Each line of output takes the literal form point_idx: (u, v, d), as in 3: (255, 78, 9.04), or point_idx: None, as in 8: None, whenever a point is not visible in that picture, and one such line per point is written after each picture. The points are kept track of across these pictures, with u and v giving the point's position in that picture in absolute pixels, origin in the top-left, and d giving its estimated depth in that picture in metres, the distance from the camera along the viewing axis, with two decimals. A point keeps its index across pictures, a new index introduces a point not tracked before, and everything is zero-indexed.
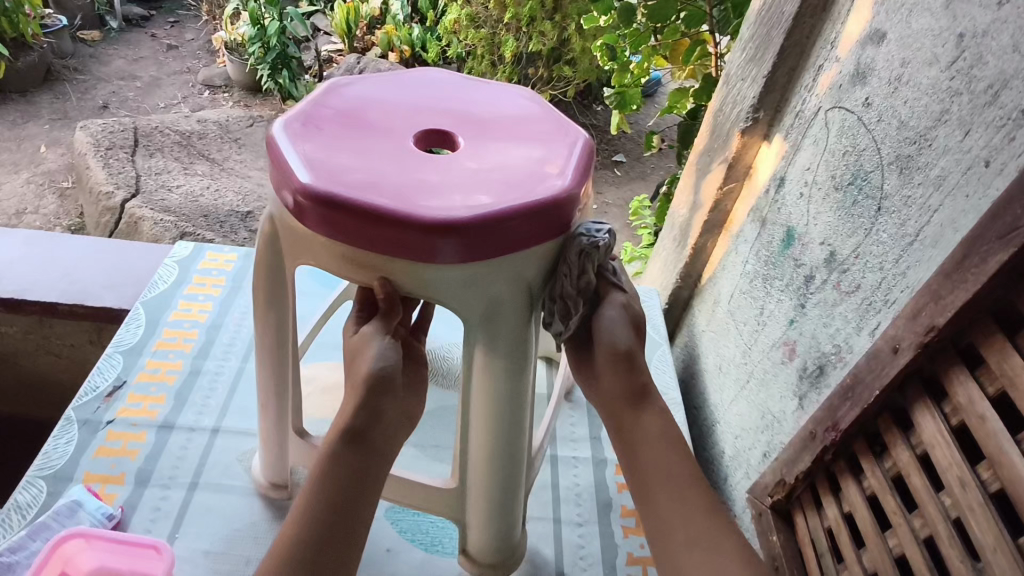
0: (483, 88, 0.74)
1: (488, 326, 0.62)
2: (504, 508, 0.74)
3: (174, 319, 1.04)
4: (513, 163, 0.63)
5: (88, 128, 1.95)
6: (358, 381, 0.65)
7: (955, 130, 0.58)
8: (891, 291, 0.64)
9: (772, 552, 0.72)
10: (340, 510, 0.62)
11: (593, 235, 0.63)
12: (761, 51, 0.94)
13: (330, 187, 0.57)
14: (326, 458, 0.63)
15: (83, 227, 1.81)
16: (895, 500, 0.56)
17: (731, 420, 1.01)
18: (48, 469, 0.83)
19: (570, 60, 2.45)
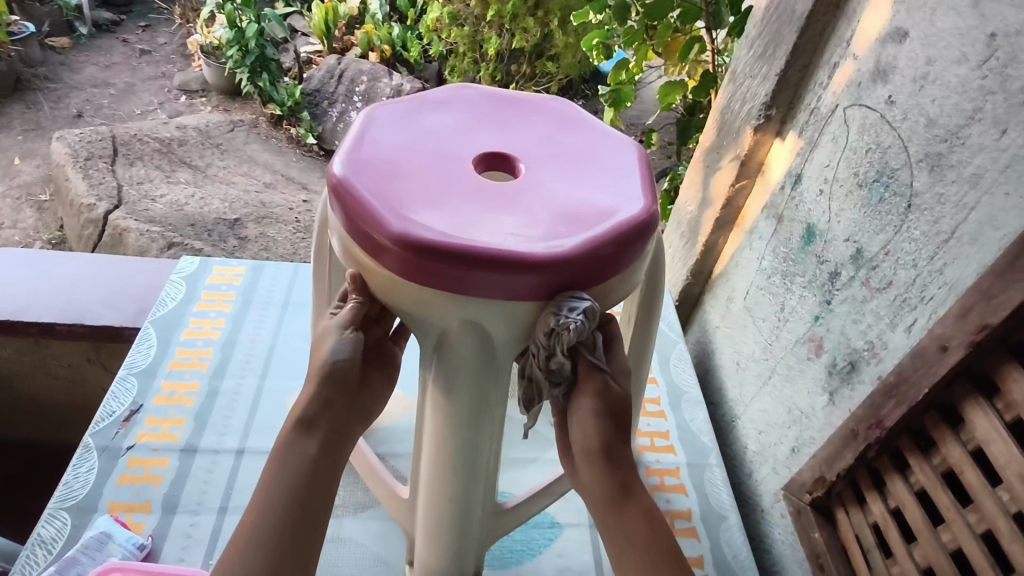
0: (580, 113, 0.69)
1: (447, 364, 0.59)
2: (461, 544, 0.72)
3: (186, 338, 1.02)
4: (571, 201, 0.58)
5: (65, 138, 1.83)
6: (315, 371, 0.61)
7: (990, 129, 0.59)
8: (928, 288, 0.65)
9: (815, 548, 0.74)
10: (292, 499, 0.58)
11: (565, 316, 0.52)
12: (771, 48, 0.93)
13: (357, 185, 0.55)
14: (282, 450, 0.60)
15: (65, 242, 1.72)
16: (948, 496, 0.58)
17: (754, 416, 1.00)
18: (71, 500, 0.81)
19: (553, 56, 2.27)
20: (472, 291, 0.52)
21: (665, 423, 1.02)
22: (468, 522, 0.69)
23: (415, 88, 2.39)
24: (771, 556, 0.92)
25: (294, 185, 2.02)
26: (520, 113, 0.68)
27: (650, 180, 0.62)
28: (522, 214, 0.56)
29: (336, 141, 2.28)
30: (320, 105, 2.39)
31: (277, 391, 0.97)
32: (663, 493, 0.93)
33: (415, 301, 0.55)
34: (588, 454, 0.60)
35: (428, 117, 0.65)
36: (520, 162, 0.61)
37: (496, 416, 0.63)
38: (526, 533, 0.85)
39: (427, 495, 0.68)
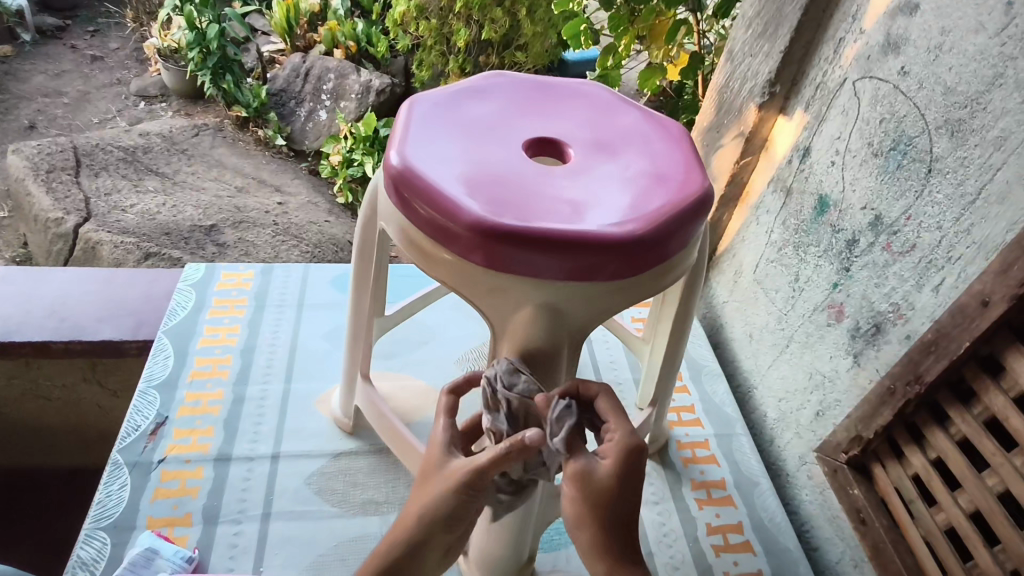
0: (621, 100, 0.71)
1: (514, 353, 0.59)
2: (522, 525, 0.72)
3: (203, 347, 1.00)
4: (626, 182, 0.59)
5: (21, 152, 1.72)
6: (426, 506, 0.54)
7: (1012, 93, 0.62)
8: (954, 248, 0.69)
9: (855, 505, 0.77)
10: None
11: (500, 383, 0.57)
12: (771, 27, 0.94)
13: (421, 173, 0.56)
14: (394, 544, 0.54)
15: (31, 259, 1.65)
16: (991, 442, 0.61)
17: (773, 384, 0.99)
18: (107, 519, 0.79)
19: (521, 45, 2.07)
20: (546, 274, 0.53)
21: (689, 397, 1.05)
22: (530, 503, 0.70)
23: (384, 84, 2.20)
24: (799, 516, 0.92)
25: (267, 188, 1.92)
26: (558, 100, 0.69)
27: (696, 159, 0.64)
28: (585, 197, 0.57)
29: (305, 142, 2.16)
30: (287, 105, 2.24)
31: (304, 394, 0.96)
32: (697, 465, 0.95)
33: (488, 288, 0.55)
34: (596, 557, 0.51)
35: (471, 105, 0.65)
36: (570, 146, 0.62)
37: None
38: None
39: None
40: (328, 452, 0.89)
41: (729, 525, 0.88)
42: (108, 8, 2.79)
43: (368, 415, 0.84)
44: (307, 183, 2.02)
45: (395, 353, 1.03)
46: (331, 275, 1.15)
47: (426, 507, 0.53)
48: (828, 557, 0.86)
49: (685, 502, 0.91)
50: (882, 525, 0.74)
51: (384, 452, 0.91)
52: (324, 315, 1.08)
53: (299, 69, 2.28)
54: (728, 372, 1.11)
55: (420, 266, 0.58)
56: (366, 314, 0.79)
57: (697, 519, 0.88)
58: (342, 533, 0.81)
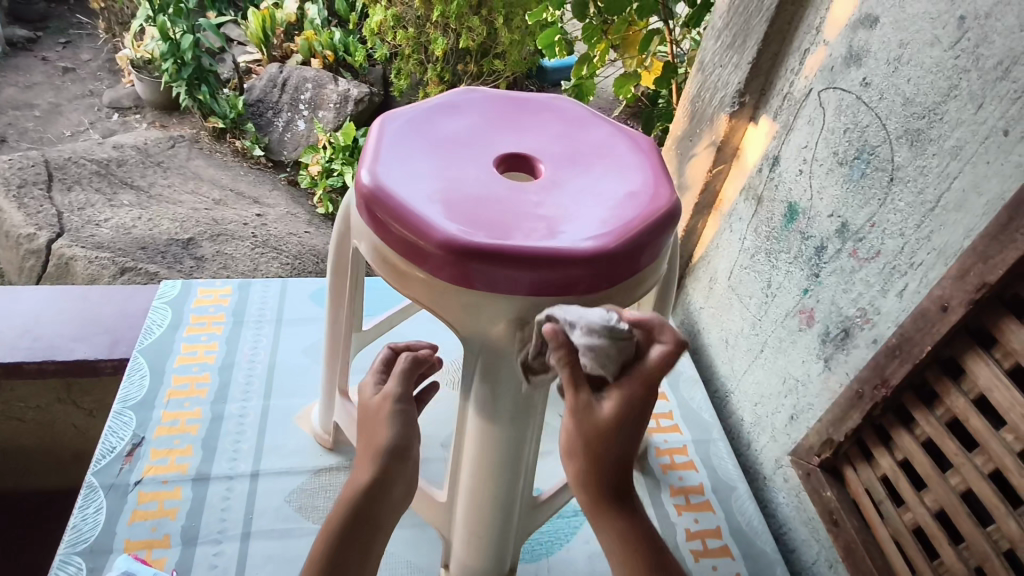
0: (591, 114, 0.72)
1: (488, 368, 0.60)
2: (501, 537, 0.72)
3: (180, 365, 0.99)
4: (596, 196, 0.60)
5: None
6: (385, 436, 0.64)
7: (966, 104, 0.65)
8: (916, 254, 0.71)
9: (828, 506, 0.78)
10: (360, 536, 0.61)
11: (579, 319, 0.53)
12: (739, 39, 0.95)
13: (391, 193, 0.56)
14: (356, 491, 0.62)
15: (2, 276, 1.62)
16: (954, 442, 0.63)
17: (748, 389, 1.01)
18: (83, 543, 0.77)
19: (499, 53, 2.08)
20: (516, 290, 0.54)
21: (667, 404, 1.06)
22: (508, 516, 0.70)
23: (363, 93, 2.20)
24: (776, 519, 0.93)
25: (245, 200, 1.91)
26: (530, 114, 0.70)
27: (665, 172, 0.65)
28: (555, 212, 0.58)
29: (284, 152, 2.15)
30: (264, 116, 2.22)
31: (284, 410, 0.96)
32: (676, 471, 0.97)
33: (462, 305, 0.56)
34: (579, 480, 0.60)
35: (443, 122, 0.66)
36: (540, 161, 0.64)
37: (533, 427, 0.64)
38: (551, 524, 0.87)
39: (468, 490, 0.69)
40: (308, 468, 0.89)
41: (707, 530, 0.90)
42: (80, 19, 2.75)
43: (348, 430, 0.84)
44: (286, 194, 2.02)
45: (375, 367, 1.03)
46: (310, 289, 1.15)
47: (374, 446, 0.64)
48: (804, 559, 0.88)
49: (665, 507, 0.92)
50: (853, 527, 0.75)
51: None
52: (302, 330, 1.07)
53: (276, 79, 2.27)
54: (706, 377, 1.13)
55: (394, 285, 0.58)
56: (344, 330, 0.79)
57: (677, 525, 0.90)
58: None
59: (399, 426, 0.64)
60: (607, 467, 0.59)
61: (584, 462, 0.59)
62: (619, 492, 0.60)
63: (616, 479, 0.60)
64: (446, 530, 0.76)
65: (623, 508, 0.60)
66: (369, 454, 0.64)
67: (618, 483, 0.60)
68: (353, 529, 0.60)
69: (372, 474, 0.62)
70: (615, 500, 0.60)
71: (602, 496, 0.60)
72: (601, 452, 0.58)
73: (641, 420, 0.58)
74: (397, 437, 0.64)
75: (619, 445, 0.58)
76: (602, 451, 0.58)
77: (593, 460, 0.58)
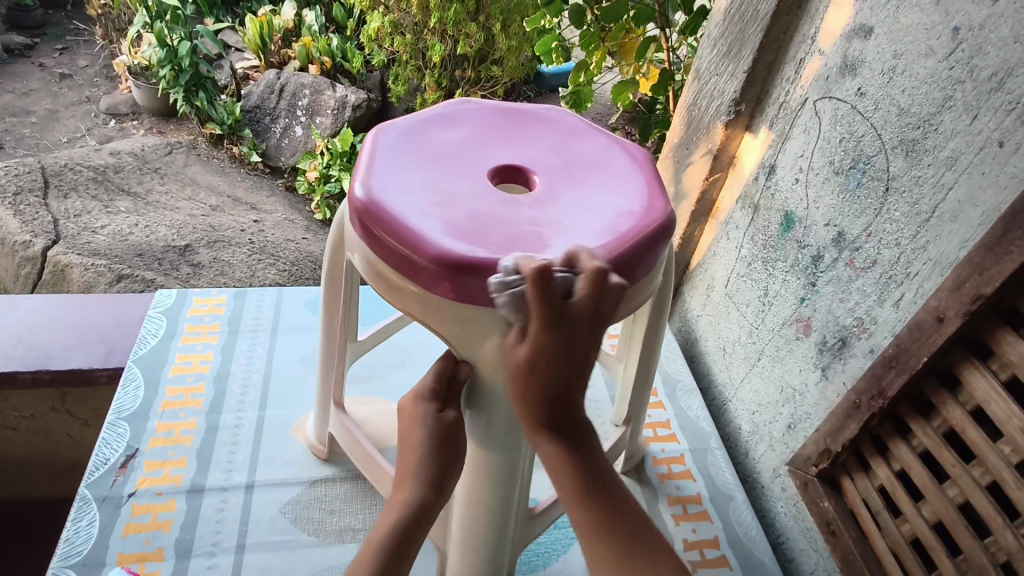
0: (586, 125, 0.72)
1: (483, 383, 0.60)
2: (497, 549, 0.72)
3: (175, 375, 0.98)
4: (591, 209, 0.60)
5: None
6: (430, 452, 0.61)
7: (961, 115, 0.65)
8: (912, 264, 0.71)
9: (826, 516, 0.78)
10: (410, 549, 0.59)
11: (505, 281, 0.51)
12: (735, 47, 0.95)
13: (385, 206, 0.56)
14: (406, 507, 0.60)
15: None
16: (951, 454, 0.63)
17: (746, 397, 1.01)
18: (76, 556, 0.77)
19: (496, 59, 2.09)
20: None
21: (664, 412, 1.06)
22: (504, 527, 0.70)
23: (360, 99, 2.20)
24: (774, 528, 0.93)
25: (242, 207, 1.91)
26: (524, 125, 0.70)
27: (659, 183, 0.65)
28: (550, 225, 0.58)
29: (281, 158, 2.16)
30: (261, 122, 2.22)
31: (279, 420, 0.95)
32: (673, 480, 0.96)
33: (456, 319, 0.56)
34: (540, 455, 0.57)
35: (437, 134, 0.66)
36: (535, 173, 0.63)
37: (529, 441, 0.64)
38: (548, 534, 0.87)
39: (463, 502, 0.69)
40: (303, 479, 0.89)
41: (705, 540, 0.89)
42: (77, 25, 2.75)
43: (343, 441, 0.83)
44: (284, 201, 2.01)
45: (371, 376, 1.03)
46: (306, 297, 1.15)
47: (418, 457, 0.61)
48: (802, 568, 0.88)
49: (662, 517, 0.92)
50: (851, 537, 0.75)
51: (360, 477, 0.90)
52: (298, 340, 1.07)
53: (274, 86, 2.27)
54: (704, 385, 1.13)
55: (388, 298, 0.58)
56: (339, 341, 0.79)
57: (674, 535, 0.89)
58: (319, 562, 0.80)
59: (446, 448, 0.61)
60: (536, 402, 0.54)
61: (514, 398, 0.55)
62: (559, 426, 0.56)
63: (553, 414, 0.55)
64: (442, 542, 0.75)
65: (563, 442, 0.56)
66: (413, 464, 0.62)
67: (555, 418, 0.55)
68: (403, 543, 0.58)
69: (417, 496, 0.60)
70: (553, 433, 0.56)
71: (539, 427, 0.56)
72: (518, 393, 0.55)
73: (571, 350, 0.51)
74: (444, 446, 0.61)
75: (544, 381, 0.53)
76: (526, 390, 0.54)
77: (520, 401, 0.55)
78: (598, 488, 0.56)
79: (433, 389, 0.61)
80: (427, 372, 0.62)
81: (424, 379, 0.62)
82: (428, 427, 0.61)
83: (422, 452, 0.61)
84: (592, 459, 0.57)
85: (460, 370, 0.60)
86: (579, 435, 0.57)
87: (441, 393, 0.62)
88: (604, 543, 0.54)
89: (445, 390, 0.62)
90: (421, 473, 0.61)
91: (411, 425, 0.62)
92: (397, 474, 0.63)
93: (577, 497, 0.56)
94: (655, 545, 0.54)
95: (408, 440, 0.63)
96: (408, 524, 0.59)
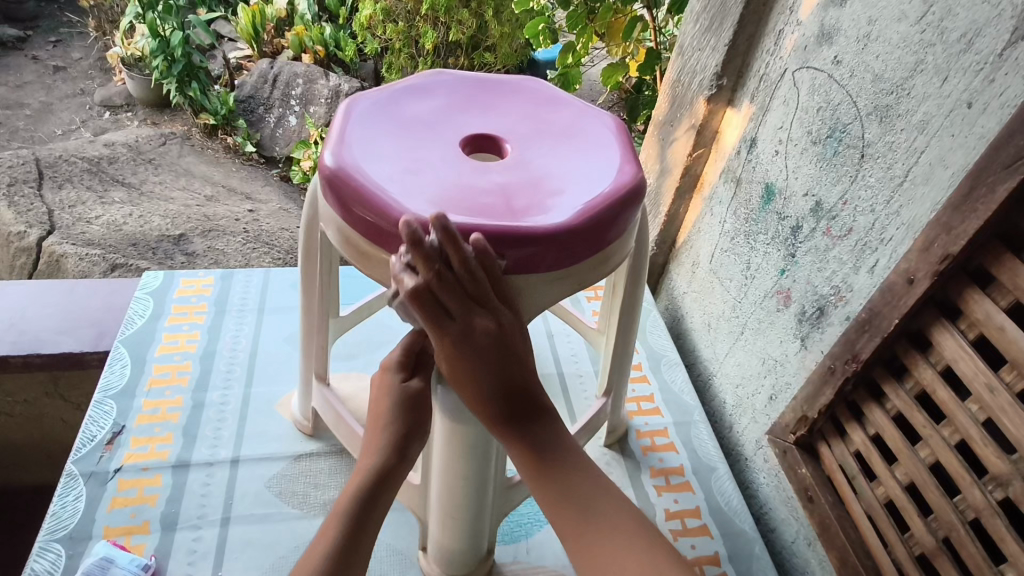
0: (560, 95, 0.72)
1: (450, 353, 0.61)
2: (476, 518, 0.73)
3: (162, 354, 0.99)
4: (564, 174, 0.60)
5: None
6: (400, 415, 0.62)
7: (932, 78, 0.65)
8: (886, 230, 0.71)
9: (803, 483, 0.79)
10: (372, 515, 0.59)
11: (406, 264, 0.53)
12: (717, 21, 0.95)
13: (355, 174, 0.56)
14: (369, 472, 0.60)
15: None
16: (923, 415, 0.63)
17: (730, 371, 1.02)
18: (62, 530, 0.78)
19: (489, 46, 2.08)
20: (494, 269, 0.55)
21: (649, 387, 1.06)
22: (481, 497, 0.70)
23: (354, 88, 2.20)
24: (757, 499, 0.94)
25: (237, 196, 1.90)
26: (498, 96, 0.70)
27: (631, 149, 0.65)
28: (519, 190, 0.58)
29: (275, 148, 2.16)
30: (255, 112, 2.22)
31: (265, 398, 0.96)
32: (656, 453, 0.97)
33: None
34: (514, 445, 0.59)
35: (410, 104, 0.66)
36: (507, 141, 0.64)
37: None
38: (529, 506, 0.88)
39: (439, 471, 0.69)
40: (288, 454, 0.90)
41: (687, 510, 0.90)
42: (70, 17, 2.74)
43: (326, 416, 0.84)
44: (278, 191, 2.01)
45: (356, 354, 1.04)
46: (293, 278, 1.15)
47: (385, 424, 0.62)
48: (784, 538, 0.88)
49: (644, 488, 0.92)
50: (827, 502, 0.76)
51: (344, 452, 0.91)
52: (285, 319, 1.08)
53: (267, 75, 2.27)
54: (690, 361, 1.13)
55: (360, 267, 0.59)
56: (318, 315, 0.79)
57: (656, 505, 0.90)
58: (303, 534, 0.81)
59: (412, 413, 0.63)
60: (489, 394, 0.58)
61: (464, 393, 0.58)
62: (503, 407, 0.59)
63: (504, 401, 0.58)
64: (423, 512, 0.76)
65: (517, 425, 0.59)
66: (379, 430, 0.63)
67: (507, 404, 0.59)
68: (365, 510, 0.59)
69: (382, 461, 0.61)
70: (507, 419, 0.59)
71: (492, 415, 0.59)
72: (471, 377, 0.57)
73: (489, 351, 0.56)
74: (410, 413, 0.63)
75: (483, 380, 0.57)
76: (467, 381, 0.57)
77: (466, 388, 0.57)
78: (554, 459, 0.59)
79: (400, 361, 0.64)
80: (396, 346, 0.65)
81: (394, 353, 0.65)
82: (394, 396, 0.63)
83: (388, 419, 0.62)
84: (548, 435, 0.60)
85: None
86: (535, 415, 0.60)
87: (409, 364, 0.65)
88: (563, 518, 0.57)
89: (413, 362, 0.65)
90: (386, 437, 0.62)
91: (378, 396, 0.64)
92: (365, 438, 0.64)
93: (537, 479, 0.59)
94: (612, 508, 0.57)
95: (376, 409, 0.64)
96: (371, 487, 0.60)
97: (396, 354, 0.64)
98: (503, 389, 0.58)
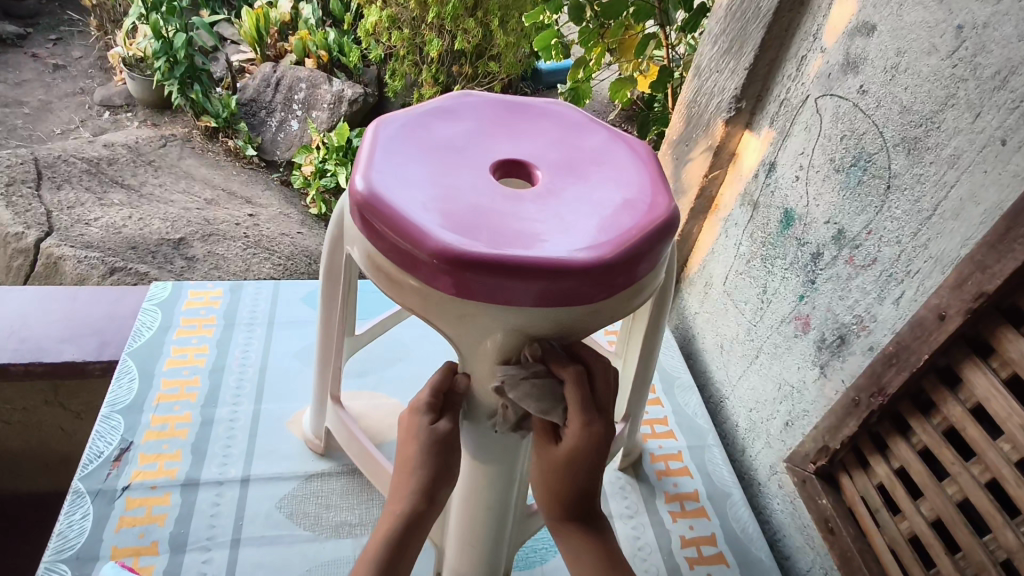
0: (588, 120, 0.72)
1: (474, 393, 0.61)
2: (495, 545, 0.71)
3: (170, 368, 0.98)
4: (597, 205, 0.60)
5: None
6: (429, 462, 0.60)
7: (964, 113, 0.64)
8: (912, 262, 0.70)
9: (824, 514, 0.79)
10: (400, 564, 0.59)
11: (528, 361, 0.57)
12: (736, 44, 0.94)
13: (386, 199, 0.55)
14: (398, 519, 0.59)
15: None
16: (950, 451, 0.63)
17: (743, 394, 1.01)
18: (69, 550, 0.76)
19: (494, 55, 2.05)
20: (530, 302, 0.54)
21: (662, 409, 1.06)
22: (502, 523, 0.70)
23: (357, 94, 2.18)
24: (770, 525, 0.93)
25: (238, 200, 1.89)
26: (527, 120, 0.70)
27: (663, 179, 0.65)
28: (552, 220, 0.57)
29: (276, 152, 2.14)
30: (257, 116, 2.20)
31: (275, 415, 0.95)
32: (670, 477, 0.96)
33: (455, 315, 0.55)
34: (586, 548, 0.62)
35: (439, 127, 0.65)
36: (537, 168, 0.63)
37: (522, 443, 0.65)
38: (545, 531, 0.87)
39: (461, 499, 0.69)
40: (298, 474, 0.88)
41: (702, 537, 0.89)
42: (71, 16, 2.71)
43: (338, 436, 0.83)
44: (279, 195, 1.99)
45: (367, 371, 1.03)
46: (301, 292, 1.14)
47: (413, 469, 0.60)
48: (798, 566, 0.88)
49: (659, 514, 0.92)
50: (849, 534, 0.76)
51: (356, 472, 0.90)
52: (297, 333, 1.07)
53: (270, 79, 2.25)
54: (701, 383, 1.13)
55: (388, 293, 0.57)
56: (336, 333, 0.78)
57: (671, 532, 0.89)
58: (314, 557, 0.79)
59: (438, 459, 0.60)
60: (568, 495, 0.61)
61: (545, 488, 0.62)
62: (578, 510, 0.62)
63: (579, 506, 0.62)
64: (439, 538, 0.76)
65: (582, 525, 0.63)
66: (407, 474, 0.60)
67: (579, 510, 0.62)
68: (394, 558, 0.58)
69: (409, 510, 0.59)
70: (577, 522, 0.63)
71: (562, 513, 0.63)
72: (560, 483, 0.61)
73: (601, 453, 0.59)
74: (439, 458, 0.60)
75: (572, 480, 0.60)
76: (557, 482, 0.61)
77: (551, 489, 0.62)
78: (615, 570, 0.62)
79: (429, 402, 0.60)
80: (426, 385, 0.61)
81: (422, 393, 0.61)
82: (422, 439, 0.60)
83: (416, 464, 0.60)
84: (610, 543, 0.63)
85: (457, 382, 0.61)
86: (598, 524, 0.64)
87: (438, 406, 0.61)
88: None
89: (442, 403, 0.61)
90: (415, 483, 0.60)
91: (407, 439, 0.61)
92: (393, 480, 0.62)
93: None
94: None
95: (404, 452, 0.61)
96: (399, 536, 0.58)
97: (425, 396, 0.60)
98: (585, 496, 0.62)
